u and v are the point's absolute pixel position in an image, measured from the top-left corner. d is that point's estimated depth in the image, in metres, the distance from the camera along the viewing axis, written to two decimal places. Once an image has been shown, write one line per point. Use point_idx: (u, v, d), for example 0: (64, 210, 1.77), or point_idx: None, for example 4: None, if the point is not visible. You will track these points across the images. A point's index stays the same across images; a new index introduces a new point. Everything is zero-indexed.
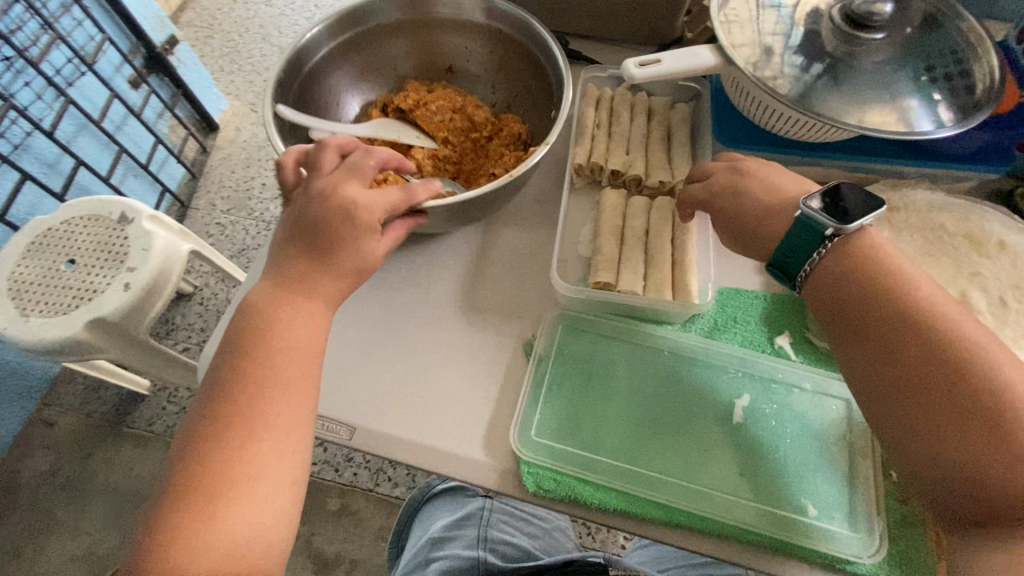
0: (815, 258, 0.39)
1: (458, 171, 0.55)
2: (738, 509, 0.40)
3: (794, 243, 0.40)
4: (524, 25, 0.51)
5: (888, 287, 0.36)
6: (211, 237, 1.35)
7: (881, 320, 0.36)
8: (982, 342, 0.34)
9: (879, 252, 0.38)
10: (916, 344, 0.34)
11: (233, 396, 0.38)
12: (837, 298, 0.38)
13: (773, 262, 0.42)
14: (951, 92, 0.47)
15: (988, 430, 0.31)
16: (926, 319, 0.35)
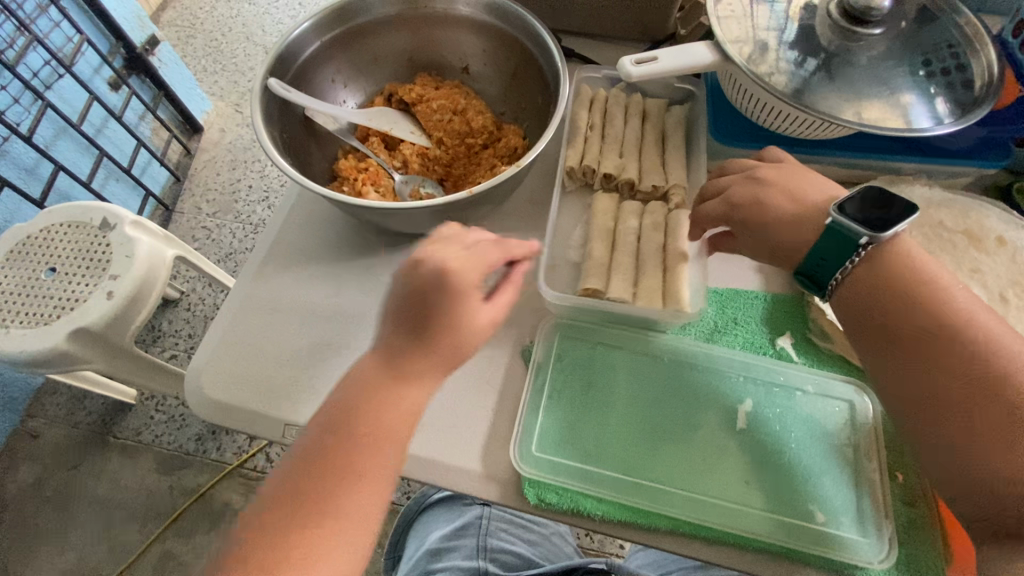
0: (848, 267, 0.39)
1: (447, 173, 0.54)
2: (745, 517, 0.39)
3: (825, 250, 0.39)
4: (527, 26, 0.49)
5: (916, 296, 0.37)
6: (197, 241, 1.33)
7: (910, 329, 0.37)
8: (1007, 349, 0.35)
9: (910, 259, 0.38)
10: (946, 355, 0.35)
11: (355, 414, 0.37)
12: (870, 306, 0.38)
13: (801, 268, 0.41)
14: (948, 87, 0.46)
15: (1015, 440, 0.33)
16: (954, 330, 0.36)
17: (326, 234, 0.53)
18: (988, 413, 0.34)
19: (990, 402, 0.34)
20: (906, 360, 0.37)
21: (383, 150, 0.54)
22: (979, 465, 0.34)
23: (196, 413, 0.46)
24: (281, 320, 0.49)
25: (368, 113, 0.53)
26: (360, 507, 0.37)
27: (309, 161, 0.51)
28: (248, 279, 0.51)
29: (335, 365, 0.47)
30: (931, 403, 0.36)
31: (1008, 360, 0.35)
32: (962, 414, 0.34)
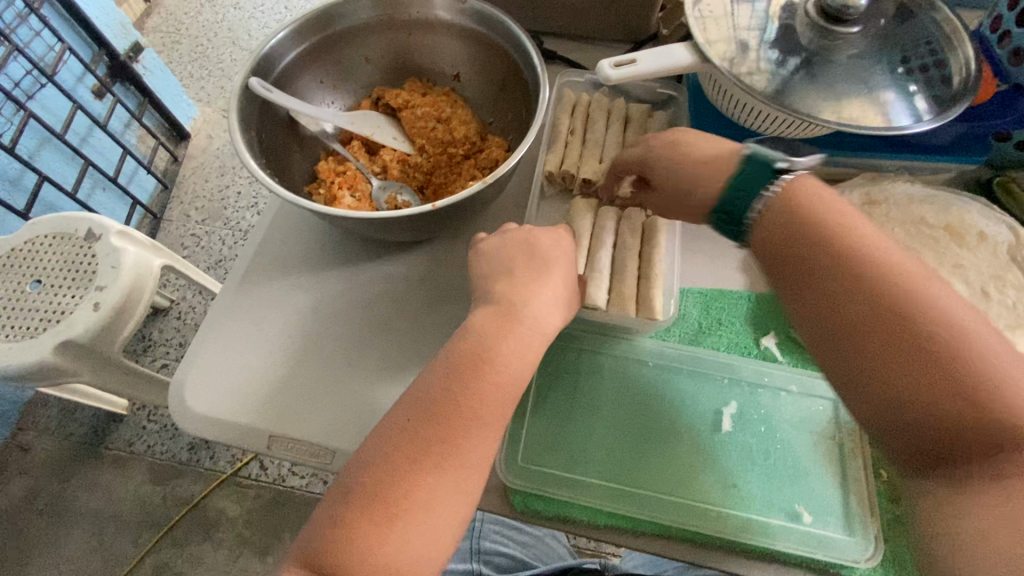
0: (762, 199, 0.37)
1: (427, 182, 0.54)
2: (731, 519, 0.39)
3: (743, 182, 0.38)
4: (509, 31, 0.48)
5: (824, 230, 0.34)
6: (187, 249, 1.32)
7: (816, 263, 0.33)
8: (926, 279, 0.31)
9: (813, 194, 0.36)
10: (862, 293, 0.31)
11: (462, 392, 0.37)
12: (778, 242, 0.36)
13: (718, 206, 0.39)
14: (927, 84, 0.46)
15: (945, 378, 0.28)
16: (868, 263, 0.32)
17: (308, 241, 0.52)
18: (909, 352, 0.29)
19: (917, 339, 0.29)
20: (826, 301, 0.33)
21: (364, 155, 0.54)
22: (907, 413, 0.29)
23: (180, 427, 0.46)
24: (265, 332, 0.48)
25: (352, 117, 0.52)
26: (447, 494, 0.35)
27: (289, 166, 0.51)
28: (232, 291, 0.50)
29: (319, 374, 0.46)
30: (847, 345, 0.32)
31: (929, 289, 0.30)
32: (886, 356, 0.30)
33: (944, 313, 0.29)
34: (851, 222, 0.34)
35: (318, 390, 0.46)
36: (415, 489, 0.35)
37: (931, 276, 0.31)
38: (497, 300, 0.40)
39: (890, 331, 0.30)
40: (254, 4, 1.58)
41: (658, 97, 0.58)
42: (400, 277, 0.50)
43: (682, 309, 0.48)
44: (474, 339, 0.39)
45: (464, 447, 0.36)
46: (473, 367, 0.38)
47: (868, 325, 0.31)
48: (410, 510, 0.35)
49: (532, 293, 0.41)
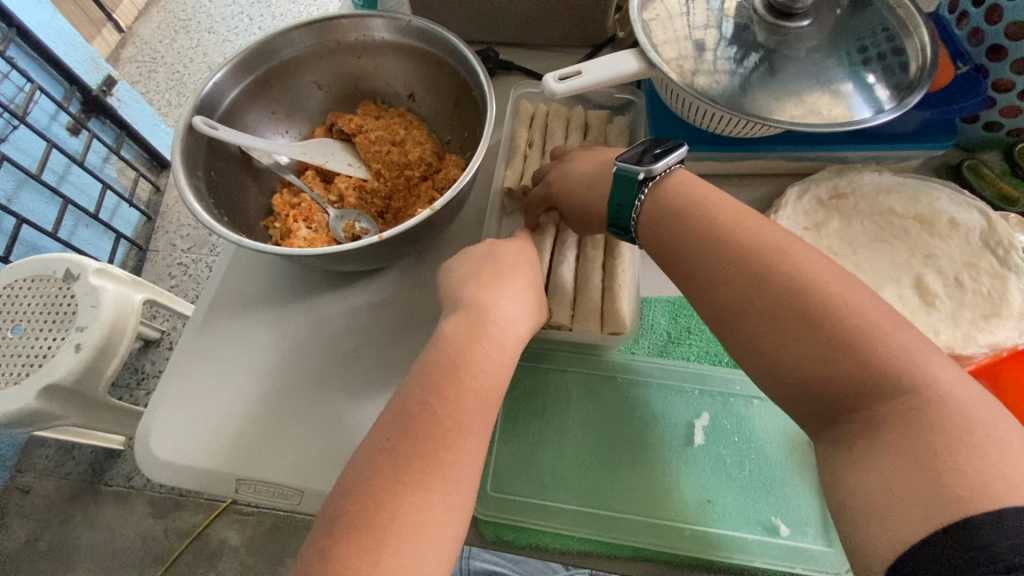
0: (639, 205, 0.39)
1: (386, 206, 0.53)
2: (707, 537, 0.38)
3: (618, 196, 0.39)
4: (455, 48, 0.47)
5: (696, 214, 0.36)
6: (174, 279, 1.32)
7: (686, 253, 0.35)
8: (791, 248, 0.32)
9: (690, 183, 0.38)
10: (729, 267, 0.33)
11: (431, 403, 0.33)
12: (657, 237, 0.37)
13: (609, 222, 0.41)
14: (886, 72, 0.45)
15: (807, 339, 0.29)
16: (733, 240, 0.34)
17: (269, 275, 0.52)
18: (773, 316, 0.31)
19: (776, 304, 0.31)
20: (702, 277, 0.34)
21: (319, 184, 0.53)
22: (782, 378, 0.30)
23: (149, 474, 0.45)
24: (230, 371, 0.48)
25: (305, 146, 0.52)
26: (438, 518, 0.31)
27: (244, 202, 0.50)
28: (196, 330, 0.50)
29: (285, 412, 0.46)
30: (725, 320, 0.33)
31: (791, 256, 0.32)
32: (757, 327, 0.31)
33: (801, 277, 0.31)
34: (708, 207, 0.36)
35: (284, 429, 0.45)
36: (400, 513, 0.30)
37: (796, 245, 0.33)
38: (467, 303, 0.37)
39: (757, 303, 0.31)
40: (228, 27, 1.56)
41: (616, 102, 0.58)
42: (364, 306, 0.50)
43: (650, 319, 0.47)
44: (448, 347, 0.35)
45: (451, 461, 0.32)
46: (447, 376, 0.34)
47: (737, 297, 0.32)
48: (397, 537, 0.29)
49: (496, 297, 0.37)
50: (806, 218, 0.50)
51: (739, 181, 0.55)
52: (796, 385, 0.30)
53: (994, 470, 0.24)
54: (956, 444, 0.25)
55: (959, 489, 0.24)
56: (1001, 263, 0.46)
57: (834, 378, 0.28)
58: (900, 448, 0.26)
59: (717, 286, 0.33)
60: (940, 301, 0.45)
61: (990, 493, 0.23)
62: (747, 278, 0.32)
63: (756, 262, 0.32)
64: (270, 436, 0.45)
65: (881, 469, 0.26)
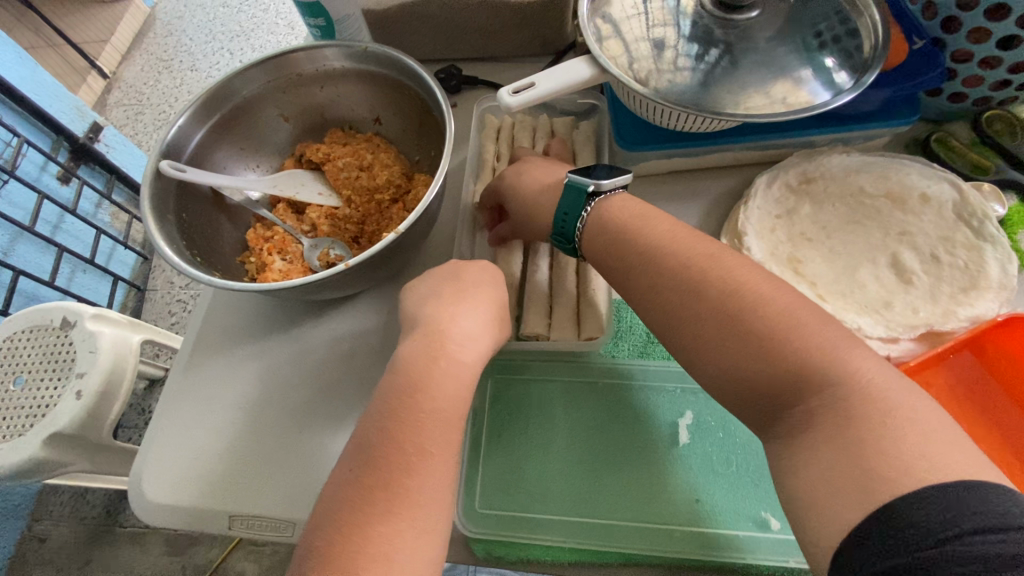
0: (584, 216, 0.40)
1: (360, 230, 0.53)
2: (696, 537, 0.38)
3: (565, 205, 0.40)
4: (412, 70, 0.48)
5: (627, 233, 0.37)
6: (174, 316, 1.33)
7: (620, 257, 0.37)
8: (724, 256, 0.33)
9: (630, 202, 0.40)
10: (665, 275, 0.34)
11: (402, 426, 0.33)
12: (599, 241, 0.39)
13: (554, 231, 0.42)
14: (842, 54, 0.45)
15: (755, 337, 0.30)
16: (668, 254, 0.35)
17: (249, 310, 0.52)
18: (722, 318, 0.31)
19: (720, 310, 0.31)
20: (636, 295, 0.36)
21: (291, 216, 0.53)
22: (743, 373, 0.30)
23: (143, 519, 0.45)
24: (218, 409, 0.48)
25: (275, 179, 0.52)
26: (409, 543, 0.31)
27: (218, 239, 0.51)
28: (182, 370, 0.50)
29: (274, 443, 0.46)
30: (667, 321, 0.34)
31: (727, 262, 0.33)
32: (703, 333, 0.32)
33: (736, 285, 0.32)
34: (647, 224, 0.37)
35: (271, 461, 0.45)
36: (370, 542, 0.30)
37: (727, 254, 0.34)
38: (432, 321, 0.37)
39: (711, 301, 0.32)
40: (209, 63, 1.59)
41: (580, 108, 0.58)
42: (343, 333, 0.50)
43: (629, 321, 0.46)
44: (413, 369, 0.35)
45: (419, 485, 0.32)
46: (413, 398, 0.34)
47: (683, 298, 0.33)
48: (370, 566, 0.29)
49: (455, 314, 0.38)
50: (778, 206, 0.50)
51: (707, 175, 0.55)
52: (753, 381, 0.30)
53: (923, 453, 0.25)
54: (883, 427, 0.26)
55: (893, 472, 0.25)
56: (976, 234, 0.45)
57: (788, 372, 0.29)
58: (835, 440, 0.27)
59: (654, 301, 0.35)
60: (917, 278, 0.45)
61: (918, 475, 0.25)
62: (692, 287, 0.33)
63: (696, 268, 0.33)
64: (258, 470, 0.45)
65: (829, 462, 0.26)
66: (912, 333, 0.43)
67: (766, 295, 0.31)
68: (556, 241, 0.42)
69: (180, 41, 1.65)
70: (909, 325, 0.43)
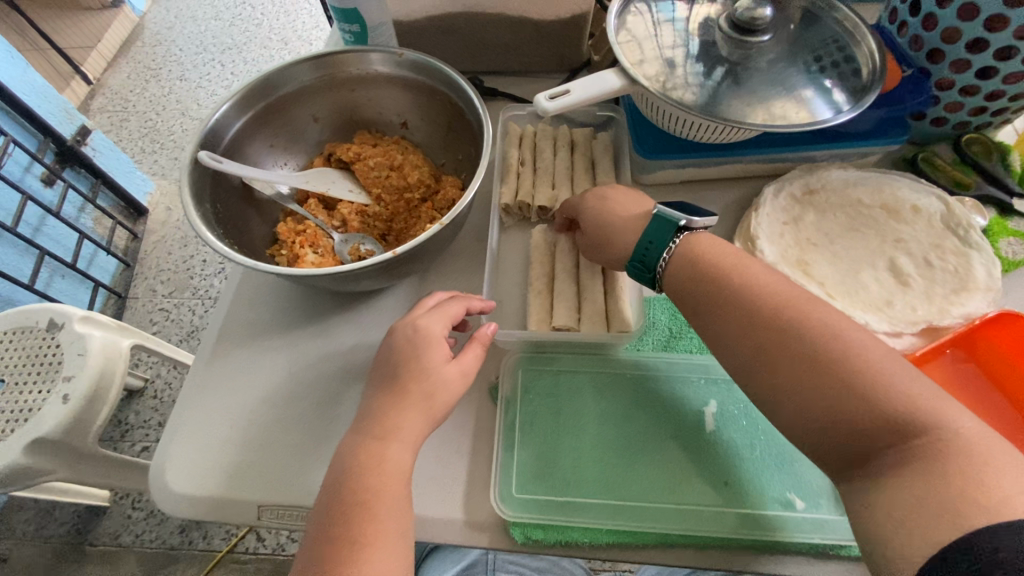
0: (671, 248, 0.43)
1: (389, 229, 0.55)
2: (728, 517, 0.40)
3: (652, 235, 0.44)
4: (449, 77, 0.50)
5: (717, 271, 0.40)
6: (155, 324, 1.28)
7: (707, 295, 0.40)
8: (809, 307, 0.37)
9: (714, 246, 0.42)
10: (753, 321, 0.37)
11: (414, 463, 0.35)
12: (688, 277, 0.42)
13: (634, 258, 0.44)
14: (840, 77, 0.50)
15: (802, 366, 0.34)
16: (759, 301, 0.38)
17: (276, 302, 0.53)
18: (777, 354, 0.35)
19: (813, 352, 0.34)
20: (728, 329, 0.38)
21: (322, 211, 0.54)
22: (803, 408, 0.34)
23: (166, 511, 0.44)
24: (242, 400, 0.48)
25: (306, 175, 0.53)
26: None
27: (249, 231, 0.51)
28: (205, 361, 0.50)
29: (304, 432, 0.46)
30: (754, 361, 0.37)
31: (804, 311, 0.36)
32: (791, 378, 0.34)
33: (830, 327, 0.35)
34: (738, 271, 0.40)
35: (302, 450, 0.45)
36: None
37: (812, 303, 0.37)
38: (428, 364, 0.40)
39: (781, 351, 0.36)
40: (199, 73, 1.58)
41: (598, 120, 0.61)
42: (371, 326, 0.51)
43: (651, 317, 0.49)
44: None
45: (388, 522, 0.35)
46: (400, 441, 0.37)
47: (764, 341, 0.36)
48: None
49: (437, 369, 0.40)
50: (784, 214, 0.54)
51: (717, 185, 0.59)
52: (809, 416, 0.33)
53: (1004, 480, 0.28)
54: (978, 467, 0.29)
55: (987, 503, 0.27)
56: (963, 242, 0.50)
57: (886, 415, 0.31)
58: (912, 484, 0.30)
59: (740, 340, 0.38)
60: (913, 280, 0.49)
61: (1010, 504, 0.27)
62: (777, 332, 0.36)
63: (784, 314, 0.36)
64: (285, 461, 0.45)
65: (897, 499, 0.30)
66: (913, 329, 0.46)
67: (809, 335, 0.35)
68: (631, 269, 0.45)
69: (169, 51, 1.64)
70: (910, 321, 0.47)
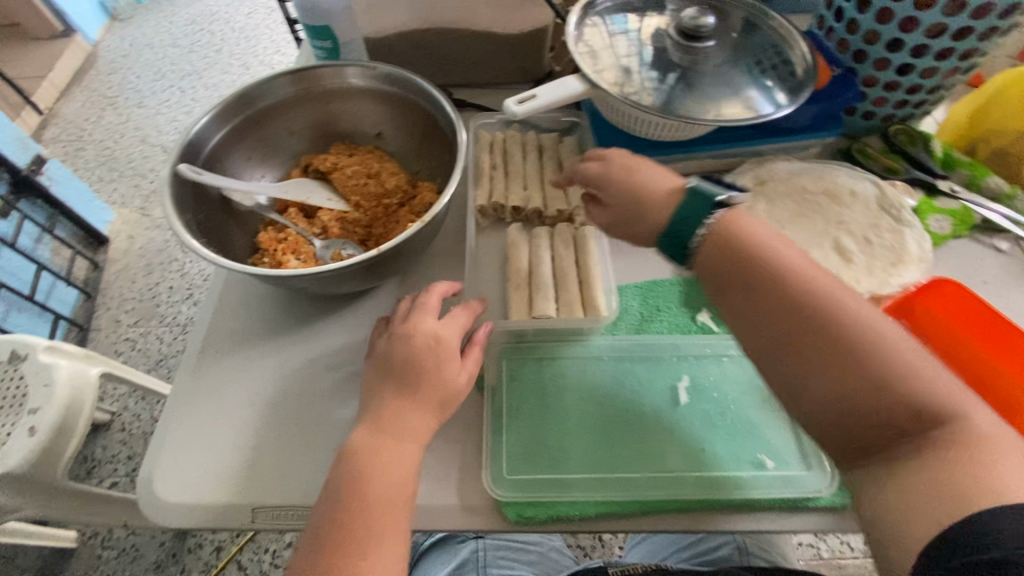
0: (708, 222, 0.41)
1: (368, 234, 0.56)
2: (708, 481, 0.42)
3: (690, 209, 0.42)
4: (421, 86, 0.53)
5: (753, 253, 0.39)
6: (120, 355, 1.23)
7: (742, 275, 0.39)
8: (845, 291, 0.36)
9: (751, 226, 0.40)
10: (785, 303, 0.36)
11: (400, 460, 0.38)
12: (720, 256, 0.40)
13: (669, 231, 0.42)
14: (779, 77, 0.55)
15: (838, 342, 0.34)
16: (795, 283, 0.37)
17: (260, 310, 0.54)
18: (816, 334, 0.35)
19: (845, 335, 0.34)
20: (753, 315, 0.38)
21: (302, 219, 0.56)
22: (835, 389, 0.34)
23: (155, 521, 0.44)
24: (230, 407, 0.48)
25: (285, 185, 0.55)
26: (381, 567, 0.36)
27: (230, 241, 0.52)
28: (191, 372, 0.50)
29: (294, 434, 0.47)
30: (785, 344, 0.36)
31: (843, 295, 0.36)
32: (810, 361, 0.35)
33: (860, 311, 0.35)
34: (777, 252, 0.38)
35: (294, 451, 0.46)
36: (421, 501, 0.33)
37: (847, 285, 0.36)
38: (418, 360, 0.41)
39: (814, 332, 0.35)
40: (159, 100, 1.57)
41: (563, 125, 0.65)
42: (356, 328, 0.52)
43: (624, 304, 0.52)
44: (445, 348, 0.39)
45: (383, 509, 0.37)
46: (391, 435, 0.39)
47: (796, 320, 0.36)
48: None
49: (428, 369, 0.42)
50: None
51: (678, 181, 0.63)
52: (840, 398, 0.33)
53: (1009, 471, 0.29)
54: (982, 456, 0.30)
55: (989, 486, 0.29)
56: (898, 220, 0.55)
57: (915, 405, 0.32)
58: (928, 473, 0.30)
59: (770, 323, 0.37)
60: (857, 256, 0.54)
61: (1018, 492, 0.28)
62: (812, 313, 0.35)
63: (822, 295, 0.36)
64: (278, 465, 0.45)
65: (911, 485, 0.31)
66: None
67: (852, 317, 0.34)
68: (663, 245, 0.43)
69: (125, 79, 1.62)
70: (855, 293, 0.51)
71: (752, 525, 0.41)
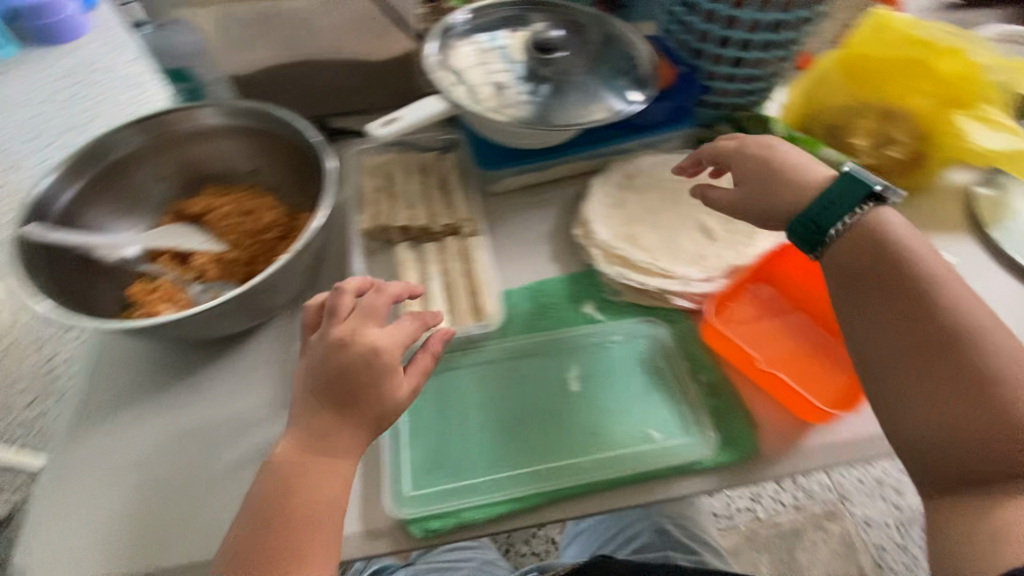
0: (856, 212, 0.51)
1: (249, 273, 0.53)
2: (601, 461, 0.47)
3: (838, 191, 0.52)
4: (274, 116, 0.55)
5: (893, 256, 0.48)
6: (15, 438, 1.11)
7: (877, 278, 0.48)
8: (961, 304, 0.45)
9: (877, 233, 0.50)
10: (919, 324, 0.45)
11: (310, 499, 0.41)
12: (865, 260, 0.49)
13: (800, 215, 0.53)
14: (628, 79, 0.59)
15: (952, 364, 0.43)
16: (916, 303, 0.46)
17: (145, 364, 0.54)
18: (928, 348, 0.44)
19: (961, 361, 0.43)
20: (867, 299, 0.48)
21: (176, 265, 0.54)
22: (956, 384, 0.42)
23: None
24: (122, 471, 0.47)
25: (153, 234, 0.55)
26: None
27: (95, 297, 0.50)
28: (70, 441, 0.49)
29: (196, 489, 0.46)
30: (929, 353, 0.44)
31: (975, 319, 0.44)
32: (935, 360, 0.43)
33: (965, 330, 0.44)
34: (925, 272, 0.47)
35: (195, 505, 0.46)
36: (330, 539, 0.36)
37: (944, 302, 0.45)
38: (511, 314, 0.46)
39: (911, 345, 0.45)
40: (33, 157, 1.45)
41: (442, 142, 0.67)
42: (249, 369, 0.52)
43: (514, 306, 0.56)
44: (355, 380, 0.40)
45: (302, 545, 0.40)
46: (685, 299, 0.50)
47: (913, 330, 0.45)
48: None
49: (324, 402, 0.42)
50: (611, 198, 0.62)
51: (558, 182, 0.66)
52: (940, 431, 0.42)
53: None
54: None
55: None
56: None
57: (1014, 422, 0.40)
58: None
59: (927, 324, 0.45)
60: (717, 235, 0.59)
61: None
62: (934, 336, 0.44)
63: (935, 311, 0.45)
64: (180, 523, 0.45)
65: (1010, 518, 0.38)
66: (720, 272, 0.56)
67: (949, 326, 0.44)
68: (796, 226, 0.53)
69: None
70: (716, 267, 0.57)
71: (641, 495, 0.45)
